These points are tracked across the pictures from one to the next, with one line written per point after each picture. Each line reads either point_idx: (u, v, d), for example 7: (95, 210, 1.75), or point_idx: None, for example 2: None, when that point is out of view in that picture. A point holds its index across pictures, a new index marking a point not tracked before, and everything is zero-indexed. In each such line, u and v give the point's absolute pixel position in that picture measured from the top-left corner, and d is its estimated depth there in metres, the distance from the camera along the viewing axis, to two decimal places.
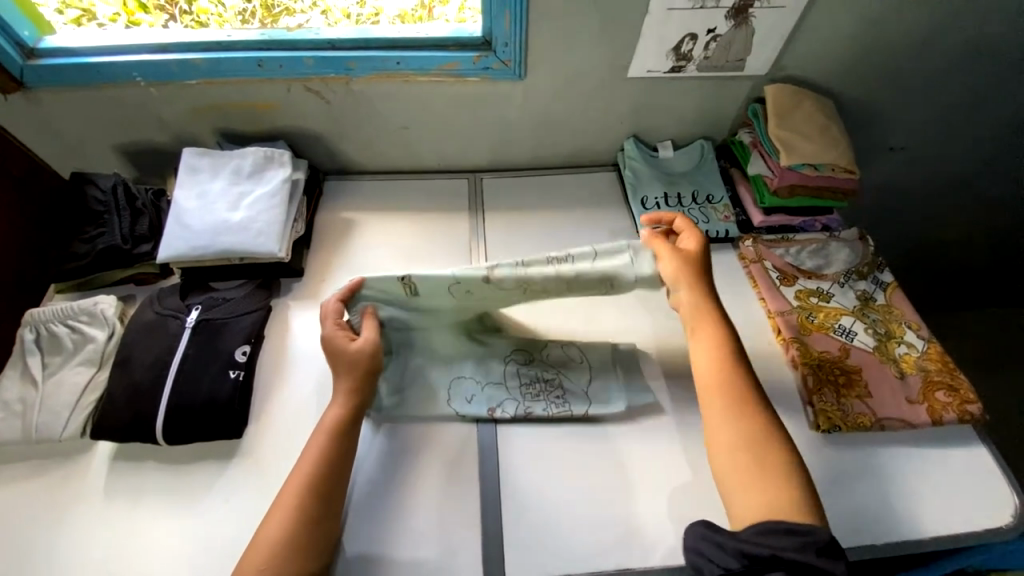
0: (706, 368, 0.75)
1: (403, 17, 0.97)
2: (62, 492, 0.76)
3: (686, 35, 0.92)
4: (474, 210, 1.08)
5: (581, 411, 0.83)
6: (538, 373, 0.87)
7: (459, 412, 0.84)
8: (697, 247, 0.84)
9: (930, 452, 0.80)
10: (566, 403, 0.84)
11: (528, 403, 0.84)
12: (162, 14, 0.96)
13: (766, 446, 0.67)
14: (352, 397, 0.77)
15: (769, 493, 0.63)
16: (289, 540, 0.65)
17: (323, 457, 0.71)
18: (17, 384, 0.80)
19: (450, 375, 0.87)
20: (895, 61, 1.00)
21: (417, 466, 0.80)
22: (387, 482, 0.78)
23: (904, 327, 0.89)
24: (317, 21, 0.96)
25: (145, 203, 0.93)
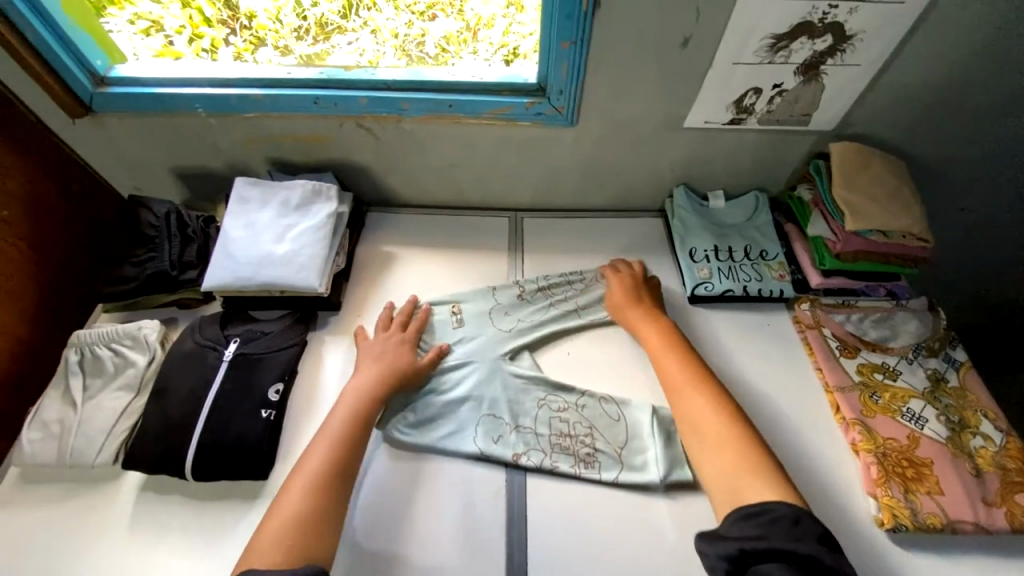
0: (678, 378, 0.78)
1: (449, 39, 0.97)
2: (89, 518, 0.75)
3: (751, 89, 0.88)
4: (514, 250, 1.06)
5: (610, 477, 0.78)
6: (571, 426, 0.82)
7: (483, 450, 0.80)
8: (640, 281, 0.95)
9: (1013, 564, 0.71)
10: (596, 465, 0.79)
11: (556, 457, 0.80)
12: (223, 27, 1.00)
13: (739, 444, 0.69)
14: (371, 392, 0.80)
15: (739, 464, 0.67)
16: (302, 529, 0.64)
17: (331, 453, 0.71)
18: (57, 404, 0.81)
19: (482, 412, 0.84)
20: (976, 122, 0.93)
21: (414, 504, 0.77)
22: (409, 535, 0.74)
23: (981, 416, 0.81)
24: (366, 40, 0.98)
25: (195, 229, 0.94)
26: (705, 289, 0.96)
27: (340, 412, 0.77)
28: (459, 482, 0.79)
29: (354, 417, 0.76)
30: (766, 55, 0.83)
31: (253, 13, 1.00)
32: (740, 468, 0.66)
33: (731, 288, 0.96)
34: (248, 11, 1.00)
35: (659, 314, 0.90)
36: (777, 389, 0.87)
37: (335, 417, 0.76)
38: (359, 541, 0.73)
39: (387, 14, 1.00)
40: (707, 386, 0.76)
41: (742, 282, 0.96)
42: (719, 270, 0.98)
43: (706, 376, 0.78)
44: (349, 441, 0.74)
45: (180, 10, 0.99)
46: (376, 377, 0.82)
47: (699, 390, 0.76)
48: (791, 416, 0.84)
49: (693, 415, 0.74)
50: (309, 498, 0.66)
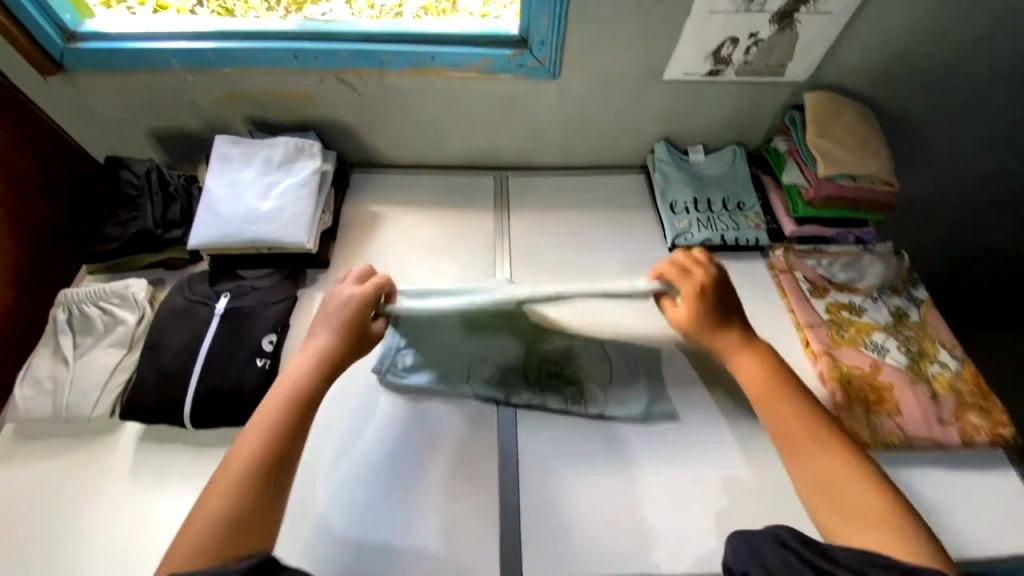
0: (772, 405, 0.71)
1: (428, 9, 0.94)
2: (90, 470, 0.77)
3: (728, 39, 0.90)
4: (500, 207, 1.08)
5: (596, 411, 0.83)
6: (560, 368, 0.86)
7: (474, 391, 0.84)
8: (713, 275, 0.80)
9: (962, 474, 0.78)
10: (584, 401, 0.83)
11: (545, 396, 0.84)
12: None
13: (852, 484, 0.64)
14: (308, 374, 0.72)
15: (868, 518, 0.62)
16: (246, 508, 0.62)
17: (274, 430, 0.67)
18: (48, 362, 0.81)
19: (474, 358, 0.86)
20: (942, 72, 0.97)
21: (398, 448, 0.80)
22: (397, 483, 0.77)
23: (938, 346, 0.87)
24: (341, 10, 0.94)
25: (177, 188, 0.94)
26: (685, 240, 1.00)
27: (282, 386, 0.71)
28: (421, 421, 0.82)
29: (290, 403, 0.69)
30: (742, 3, 0.85)
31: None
32: (866, 511, 0.63)
33: (709, 238, 0.99)
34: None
35: (749, 335, 0.77)
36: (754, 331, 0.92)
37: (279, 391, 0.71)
38: (328, 480, 0.77)
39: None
40: (815, 420, 0.69)
41: (721, 232, 1.00)
42: (699, 221, 1.01)
43: (812, 404, 0.71)
44: (294, 413, 0.69)
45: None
46: (320, 345, 0.75)
47: (819, 440, 0.68)
48: None
49: (818, 475, 0.66)
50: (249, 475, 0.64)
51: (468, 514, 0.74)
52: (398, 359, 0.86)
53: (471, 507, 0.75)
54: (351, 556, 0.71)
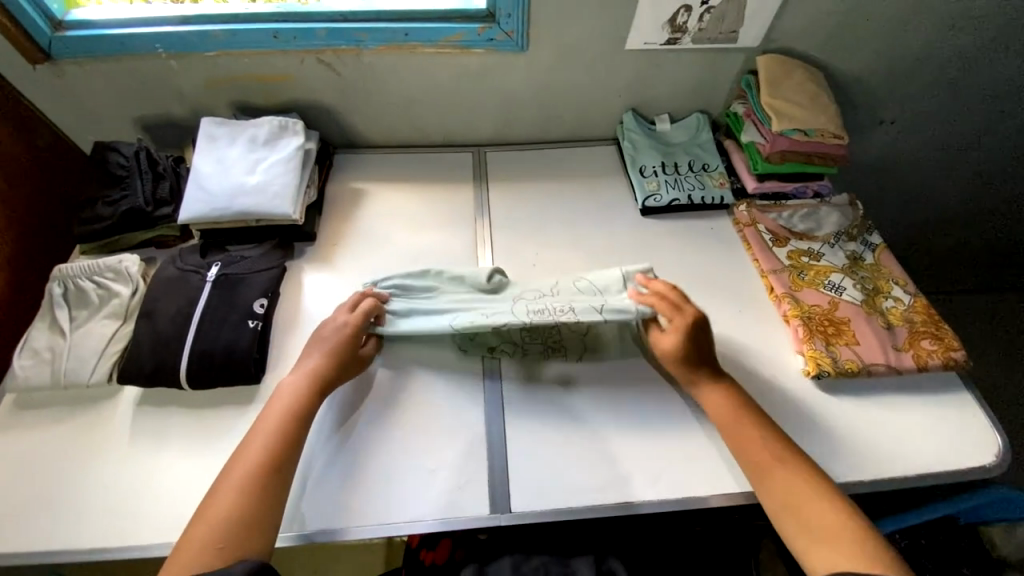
0: (736, 427, 0.75)
1: None
2: (90, 434, 0.80)
3: (682, 7, 0.96)
4: (479, 179, 1.13)
5: (577, 354, 0.88)
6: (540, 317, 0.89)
7: (462, 349, 0.88)
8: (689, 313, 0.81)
9: (917, 396, 0.84)
10: (564, 346, 0.88)
11: (528, 346, 0.88)
12: None
13: (808, 492, 0.68)
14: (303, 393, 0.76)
15: (828, 522, 0.65)
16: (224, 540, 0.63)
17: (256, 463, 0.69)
18: (46, 334, 0.84)
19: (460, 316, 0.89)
20: (883, 33, 1.04)
21: (392, 408, 0.83)
22: (393, 439, 0.80)
23: (892, 283, 0.93)
24: None
25: (165, 168, 0.97)
26: (654, 201, 1.05)
27: (273, 412, 0.75)
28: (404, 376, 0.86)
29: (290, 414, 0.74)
30: None
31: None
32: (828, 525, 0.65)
33: (677, 198, 1.05)
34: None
35: (721, 375, 0.79)
36: (722, 280, 0.98)
37: (261, 427, 0.73)
38: (320, 428, 0.81)
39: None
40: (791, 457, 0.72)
41: (687, 192, 1.06)
42: (667, 183, 1.07)
43: (770, 425, 0.75)
44: (277, 449, 0.71)
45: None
46: (316, 363, 0.79)
47: (790, 470, 0.70)
48: (733, 300, 0.95)
49: (788, 501, 0.68)
50: (229, 509, 0.65)
51: (453, 462, 0.78)
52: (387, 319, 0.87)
53: (455, 456, 0.79)
54: (344, 497, 0.75)
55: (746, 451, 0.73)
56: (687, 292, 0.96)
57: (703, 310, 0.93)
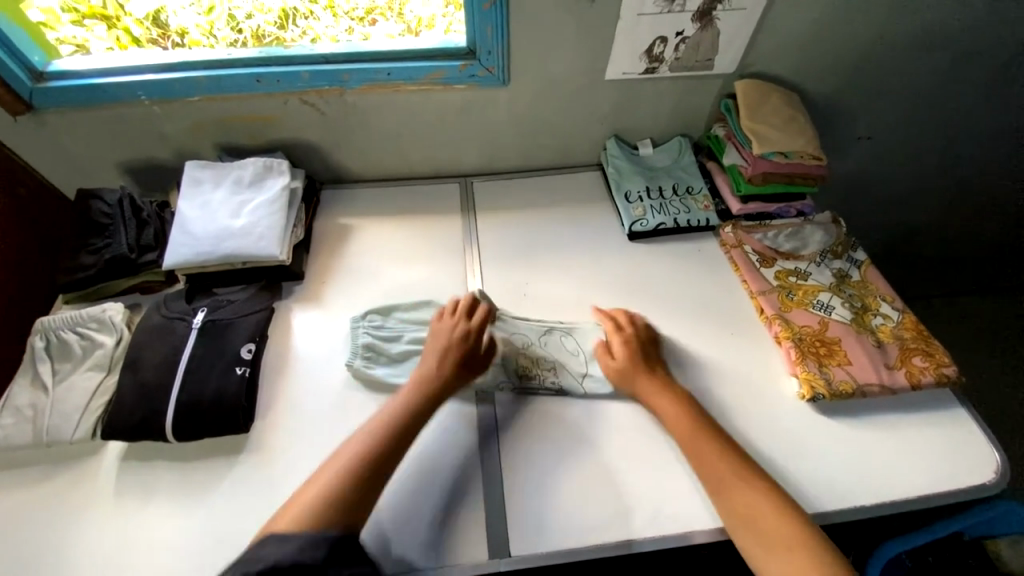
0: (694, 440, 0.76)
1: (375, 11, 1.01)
2: (73, 492, 0.77)
3: (658, 38, 0.99)
4: (466, 210, 1.13)
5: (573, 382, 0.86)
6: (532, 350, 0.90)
7: None
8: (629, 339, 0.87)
9: (912, 414, 0.84)
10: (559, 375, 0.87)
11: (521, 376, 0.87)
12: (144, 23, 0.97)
13: (763, 503, 0.69)
14: (411, 395, 0.79)
15: (786, 540, 0.66)
16: (334, 504, 0.68)
17: (371, 448, 0.73)
18: (28, 390, 0.82)
19: None
20: (856, 56, 1.07)
21: None
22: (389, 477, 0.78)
23: (879, 300, 0.94)
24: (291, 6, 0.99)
25: (149, 214, 0.97)
26: (641, 225, 1.06)
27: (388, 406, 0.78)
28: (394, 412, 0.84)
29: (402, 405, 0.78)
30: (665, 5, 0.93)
31: (184, 29, 0.98)
32: (782, 538, 0.66)
33: (664, 222, 1.06)
34: (179, 28, 0.98)
35: (670, 383, 0.83)
36: (712, 302, 0.98)
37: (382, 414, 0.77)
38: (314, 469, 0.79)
39: (326, 21, 1.01)
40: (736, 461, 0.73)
41: (673, 216, 1.07)
42: (652, 207, 1.08)
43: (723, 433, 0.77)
44: (396, 421, 0.76)
45: (106, 32, 0.97)
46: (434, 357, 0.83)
47: (738, 476, 0.72)
48: (724, 322, 0.95)
49: (744, 510, 0.69)
50: (341, 473, 0.70)
51: (443, 507, 0.76)
52: (378, 361, 0.88)
53: (445, 498, 0.77)
54: None
55: (702, 462, 0.74)
56: (679, 317, 0.96)
57: (695, 333, 0.94)
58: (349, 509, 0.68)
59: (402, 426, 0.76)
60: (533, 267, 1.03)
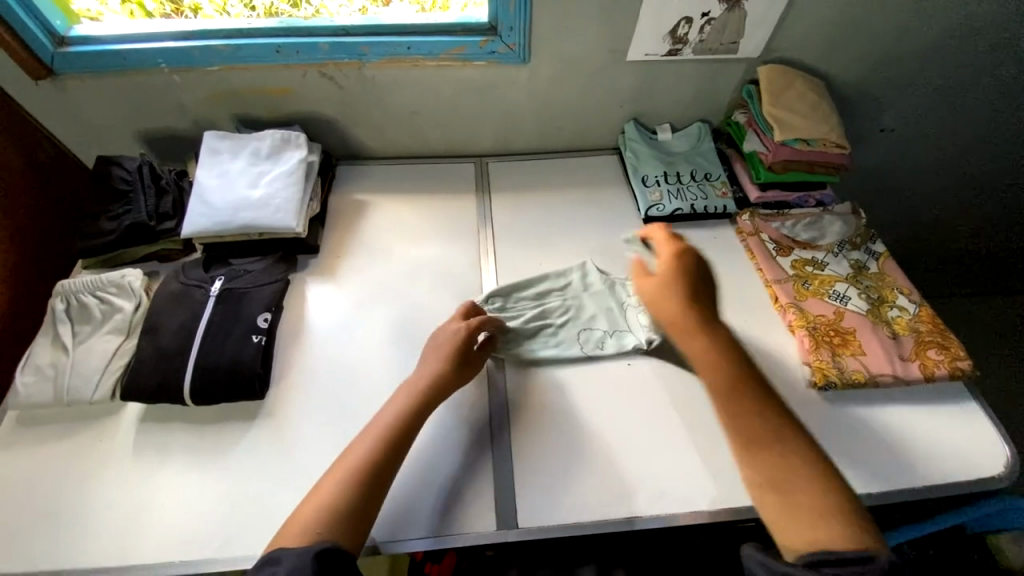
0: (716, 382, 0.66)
1: None
2: (92, 450, 0.79)
3: (683, 19, 0.97)
4: (481, 190, 1.13)
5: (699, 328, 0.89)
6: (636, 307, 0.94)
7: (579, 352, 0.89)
8: (684, 262, 0.76)
9: (923, 406, 0.84)
10: None
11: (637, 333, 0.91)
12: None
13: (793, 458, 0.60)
14: (419, 392, 0.75)
15: (806, 502, 0.57)
16: (342, 513, 0.62)
17: (375, 453, 0.68)
18: (49, 351, 0.84)
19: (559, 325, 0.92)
20: (884, 44, 1.04)
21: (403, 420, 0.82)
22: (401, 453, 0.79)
23: (896, 292, 0.93)
24: None
25: (168, 182, 0.98)
26: (657, 210, 1.05)
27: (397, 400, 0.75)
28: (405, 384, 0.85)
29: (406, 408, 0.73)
30: None
31: (197, 5, 0.97)
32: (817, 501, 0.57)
33: (680, 207, 1.05)
34: (192, 3, 0.97)
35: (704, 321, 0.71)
36: (726, 289, 0.98)
37: (381, 419, 0.72)
38: (327, 441, 0.80)
39: (339, 0, 0.98)
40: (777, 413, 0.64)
41: (690, 201, 1.06)
42: (669, 192, 1.07)
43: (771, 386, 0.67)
44: (408, 420, 0.72)
45: (120, 6, 0.96)
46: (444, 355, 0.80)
47: (781, 434, 0.62)
48: (738, 310, 0.95)
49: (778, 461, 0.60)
50: (352, 475, 0.65)
51: (447, 478, 0.78)
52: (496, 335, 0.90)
53: (450, 471, 0.78)
54: None
55: (733, 419, 0.64)
56: None
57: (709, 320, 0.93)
58: (354, 517, 0.62)
59: (405, 429, 0.71)
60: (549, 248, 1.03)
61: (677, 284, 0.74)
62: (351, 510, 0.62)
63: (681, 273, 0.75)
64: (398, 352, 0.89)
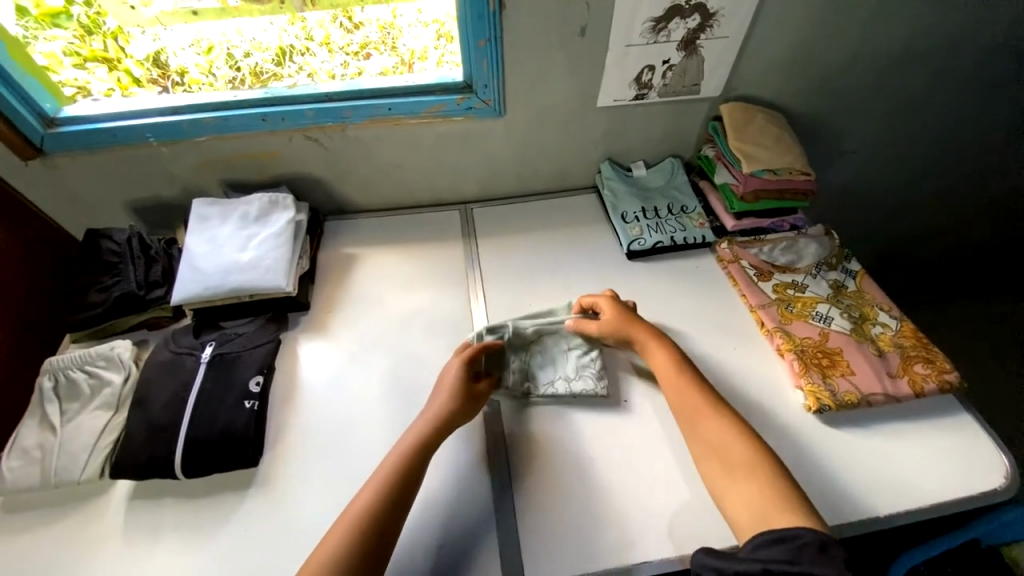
0: (676, 390, 0.81)
1: (371, 44, 1.05)
2: (79, 534, 0.76)
3: (646, 66, 1.03)
4: (467, 236, 1.15)
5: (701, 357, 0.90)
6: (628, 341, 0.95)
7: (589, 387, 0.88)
8: (619, 302, 0.94)
9: (918, 421, 0.85)
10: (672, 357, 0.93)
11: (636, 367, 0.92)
12: (150, 65, 1.01)
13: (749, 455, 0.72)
14: (423, 433, 0.78)
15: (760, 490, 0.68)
16: (348, 554, 0.65)
17: (383, 492, 0.71)
18: (36, 431, 0.82)
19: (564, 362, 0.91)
20: (835, 77, 1.12)
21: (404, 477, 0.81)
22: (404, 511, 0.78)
23: (877, 309, 0.96)
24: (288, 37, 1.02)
25: (157, 251, 0.99)
26: (639, 244, 1.08)
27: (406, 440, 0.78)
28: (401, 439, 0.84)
29: (413, 448, 0.76)
30: (650, 36, 0.98)
31: (184, 69, 1.02)
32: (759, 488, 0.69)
33: (661, 240, 1.08)
34: (179, 68, 1.02)
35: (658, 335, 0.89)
36: (713, 317, 1.00)
37: (389, 458, 0.75)
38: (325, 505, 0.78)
39: (321, 57, 1.05)
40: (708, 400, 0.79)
41: (670, 234, 1.09)
42: (649, 227, 1.10)
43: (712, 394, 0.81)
44: (414, 458, 0.75)
45: (108, 73, 1.01)
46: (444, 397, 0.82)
47: (718, 419, 0.77)
48: (727, 337, 0.97)
49: (726, 453, 0.73)
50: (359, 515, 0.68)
51: (448, 537, 0.76)
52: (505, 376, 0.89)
53: (451, 529, 0.76)
54: None
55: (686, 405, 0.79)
56: (682, 333, 0.97)
57: (699, 350, 0.95)
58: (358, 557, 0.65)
59: (410, 470, 0.74)
60: (537, 288, 1.05)
61: (627, 318, 0.91)
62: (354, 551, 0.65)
63: (621, 311, 0.92)
64: (395, 406, 0.88)
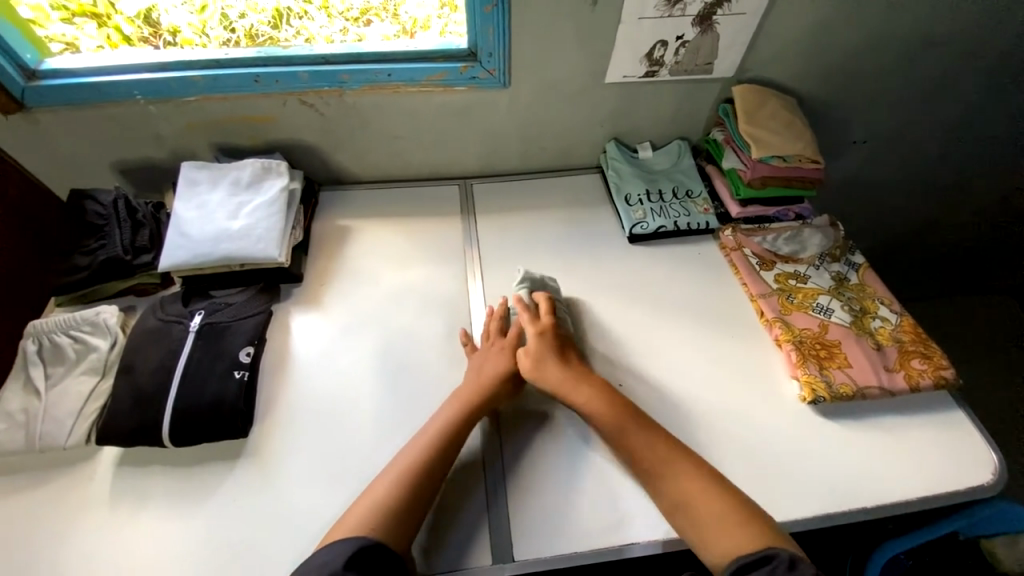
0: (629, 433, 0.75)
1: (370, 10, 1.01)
2: (65, 498, 0.76)
3: (658, 42, 0.99)
4: (467, 212, 1.12)
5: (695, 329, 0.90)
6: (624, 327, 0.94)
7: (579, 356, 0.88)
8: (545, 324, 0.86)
9: (909, 416, 0.85)
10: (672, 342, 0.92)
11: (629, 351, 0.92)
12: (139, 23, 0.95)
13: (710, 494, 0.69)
14: (463, 406, 0.79)
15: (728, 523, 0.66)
16: (382, 519, 0.66)
17: (426, 454, 0.73)
18: (20, 395, 0.81)
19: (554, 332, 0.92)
20: (853, 62, 1.08)
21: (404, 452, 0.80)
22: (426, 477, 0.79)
23: (878, 303, 0.95)
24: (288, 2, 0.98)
25: (145, 215, 0.95)
26: (642, 228, 1.06)
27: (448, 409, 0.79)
28: (393, 419, 0.83)
29: (454, 416, 0.77)
30: (665, 9, 0.94)
31: (176, 28, 0.96)
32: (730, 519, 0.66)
33: (663, 225, 1.06)
34: (171, 26, 0.96)
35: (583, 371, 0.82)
36: (712, 305, 0.98)
37: (431, 425, 0.77)
38: (314, 479, 0.77)
39: (321, 21, 1.00)
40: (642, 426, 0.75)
41: (673, 219, 1.07)
42: (652, 210, 1.08)
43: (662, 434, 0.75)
44: (458, 425, 0.77)
45: (97, 30, 0.95)
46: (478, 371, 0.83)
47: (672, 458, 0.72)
48: (726, 325, 0.96)
49: (686, 499, 0.69)
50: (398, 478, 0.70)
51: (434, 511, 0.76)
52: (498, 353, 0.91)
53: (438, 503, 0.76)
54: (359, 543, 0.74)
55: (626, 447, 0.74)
56: (681, 319, 0.96)
57: (698, 337, 0.94)
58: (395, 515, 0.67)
59: (453, 435, 0.76)
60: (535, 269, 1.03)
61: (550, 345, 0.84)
62: (392, 511, 0.67)
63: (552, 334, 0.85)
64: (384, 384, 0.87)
